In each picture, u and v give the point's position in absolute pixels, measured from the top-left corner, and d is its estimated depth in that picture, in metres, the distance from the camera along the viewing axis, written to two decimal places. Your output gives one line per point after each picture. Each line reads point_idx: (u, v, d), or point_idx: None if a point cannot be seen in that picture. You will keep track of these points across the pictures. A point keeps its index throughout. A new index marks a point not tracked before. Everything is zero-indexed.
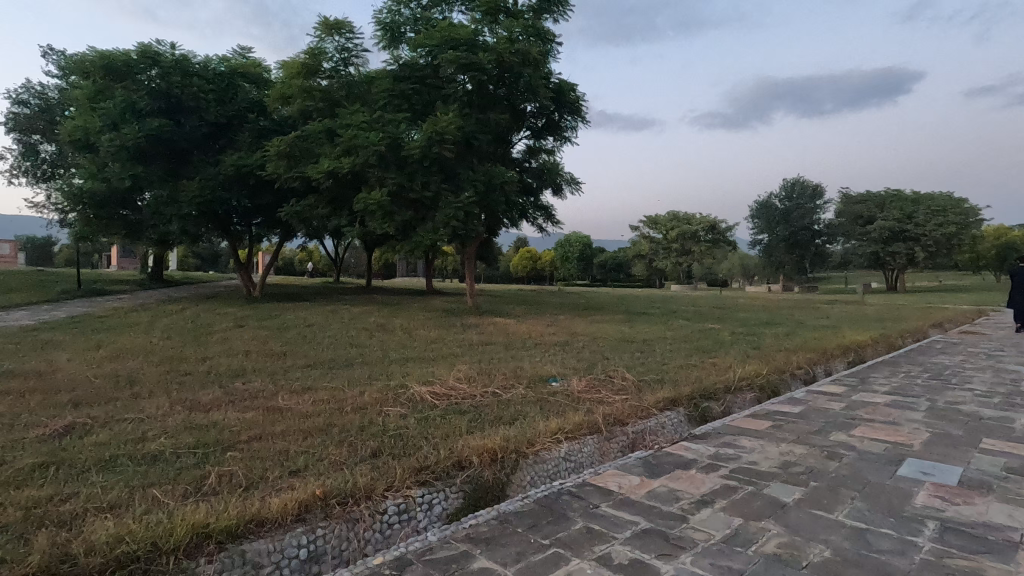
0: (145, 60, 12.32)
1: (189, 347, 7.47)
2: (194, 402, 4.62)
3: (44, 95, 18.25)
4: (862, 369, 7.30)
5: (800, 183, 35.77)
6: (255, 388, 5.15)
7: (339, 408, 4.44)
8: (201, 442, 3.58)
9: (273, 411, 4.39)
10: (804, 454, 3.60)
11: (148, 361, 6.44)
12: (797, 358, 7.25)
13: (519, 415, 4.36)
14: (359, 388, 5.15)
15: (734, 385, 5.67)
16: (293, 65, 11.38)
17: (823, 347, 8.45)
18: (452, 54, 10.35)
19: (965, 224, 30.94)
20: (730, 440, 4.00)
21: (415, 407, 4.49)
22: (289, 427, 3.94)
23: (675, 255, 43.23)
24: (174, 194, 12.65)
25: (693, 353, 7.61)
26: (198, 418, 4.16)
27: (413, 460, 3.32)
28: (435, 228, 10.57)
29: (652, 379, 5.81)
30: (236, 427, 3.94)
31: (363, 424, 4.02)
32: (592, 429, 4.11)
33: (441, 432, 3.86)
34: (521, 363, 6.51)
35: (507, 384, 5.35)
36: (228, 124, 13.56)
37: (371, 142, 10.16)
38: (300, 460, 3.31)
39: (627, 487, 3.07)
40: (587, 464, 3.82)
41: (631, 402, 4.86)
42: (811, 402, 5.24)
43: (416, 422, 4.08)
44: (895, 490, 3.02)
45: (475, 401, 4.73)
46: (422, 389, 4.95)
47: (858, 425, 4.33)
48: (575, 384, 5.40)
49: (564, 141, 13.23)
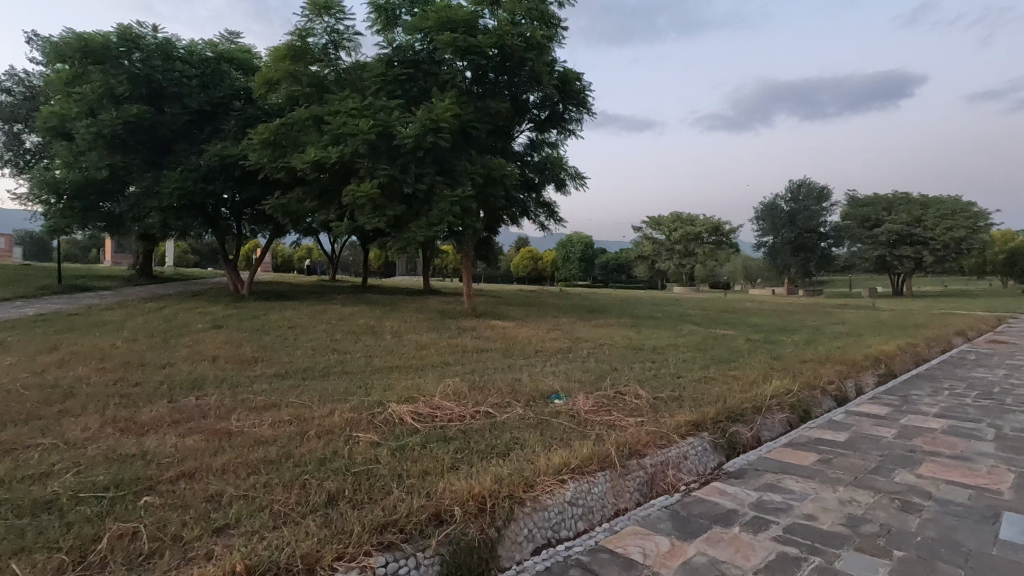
0: (125, 42, 11.62)
1: (151, 352, 6.72)
2: (129, 422, 3.90)
3: (28, 82, 17.67)
4: (898, 385, 6.57)
5: (807, 184, 35.07)
6: (210, 403, 4.44)
7: (301, 433, 3.72)
8: (114, 481, 2.85)
9: (221, 435, 3.67)
10: (872, 505, 2.87)
11: (99, 368, 5.72)
12: (826, 372, 6.51)
13: (515, 445, 3.62)
14: (330, 405, 4.42)
15: (763, 405, 4.92)
16: (281, 49, 10.70)
17: (850, 358, 7.69)
18: (450, 36, 9.62)
19: (976, 228, 30.11)
20: (773, 480, 3.27)
21: (389, 433, 3.75)
22: (235, 459, 3.22)
23: (678, 256, 42.52)
24: (154, 185, 11.91)
25: (709, 364, 6.86)
26: (126, 446, 3.43)
27: (378, 511, 2.60)
28: (429, 223, 9.81)
29: (669, 397, 5.07)
30: (169, 458, 3.23)
31: (325, 456, 3.28)
32: (603, 462, 3.40)
33: (418, 468, 3.14)
34: (518, 375, 5.78)
35: (501, 402, 4.63)
36: (214, 112, 12.83)
37: (360, 129, 9.41)
38: (232, 508, 2.59)
39: (655, 558, 2.35)
40: (597, 511, 3.11)
41: (646, 426, 4.14)
42: (856, 428, 4.50)
43: (389, 453, 3.35)
44: (1008, 565, 2.29)
45: (464, 425, 3.98)
46: (402, 408, 4.22)
47: (924, 462, 3.59)
48: (580, 402, 4.67)
49: (568, 135, 12.51)
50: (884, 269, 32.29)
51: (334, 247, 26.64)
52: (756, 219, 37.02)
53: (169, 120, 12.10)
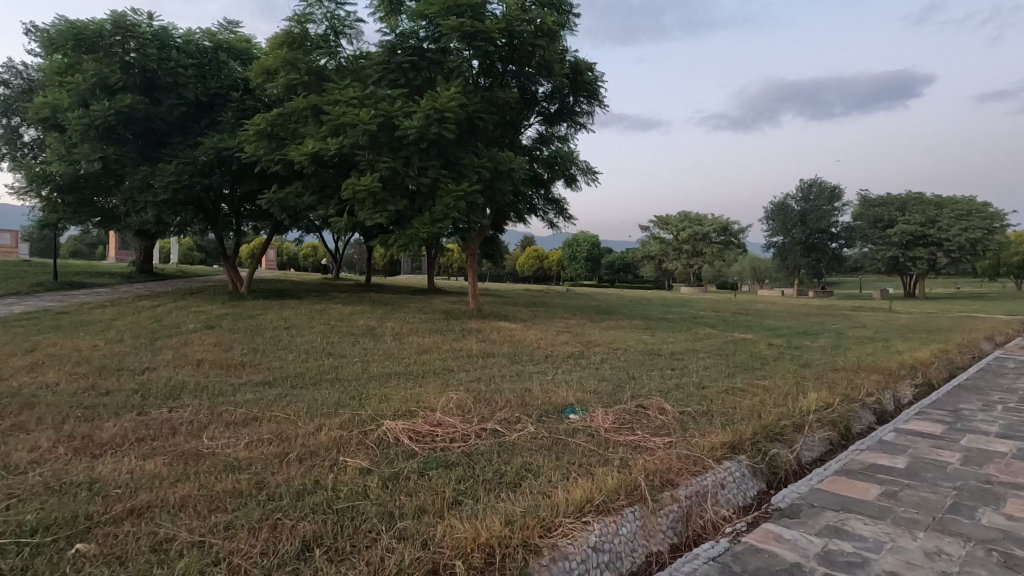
0: (118, 30, 11.12)
1: (131, 355, 6.25)
2: (87, 441, 3.42)
3: (26, 74, 17.28)
4: (942, 397, 6.01)
5: (818, 184, 34.33)
6: (184, 417, 3.96)
7: (281, 456, 3.22)
8: (44, 522, 2.36)
9: (188, 458, 3.18)
10: (967, 560, 2.35)
11: (71, 373, 5.25)
12: (863, 383, 5.96)
13: (528, 473, 3.11)
14: (317, 420, 3.92)
15: (802, 421, 4.39)
16: (278, 35, 10.19)
17: (884, 366, 7.11)
18: (456, 21, 9.07)
19: (991, 229, 29.35)
20: (836, 521, 2.74)
21: (383, 457, 3.24)
22: (199, 490, 2.73)
23: (686, 256, 41.99)
24: (149, 179, 11.46)
25: (734, 373, 6.32)
26: (74, 471, 2.94)
27: (359, 568, 2.09)
28: (431, 218, 9.30)
29: (697, 413, 4.54)
30: (121, 489, 2.73)
31: (305, 488, 2.78)
32: (631, 496, 2.89)
33: (413, 504, 2.63)
34: (527, 385, 5.25)
35: (510, 418, 4.12)
36: (211, 103, 12.36)
37: (360, 120, 8.94)
38: (180, 561, 2.10)
39: None
40: (627, 556, 2.61)
41: (675, 448, 3.63)
42: (913, 451, 3.96)
43: (379, 485, 2.84)
44: None
45: (468, 447, 3.47)
46: (399, 425, 3.71)
47: (1007, 498, 3.06)
48: (599, 419, 4.15)
49: (579, 128, 11.98)
50: (897, 270, 31.53)
51: (337, 245, 26.25)
52: (766, 218, 36.30)
53: (165, 111, 11.64)
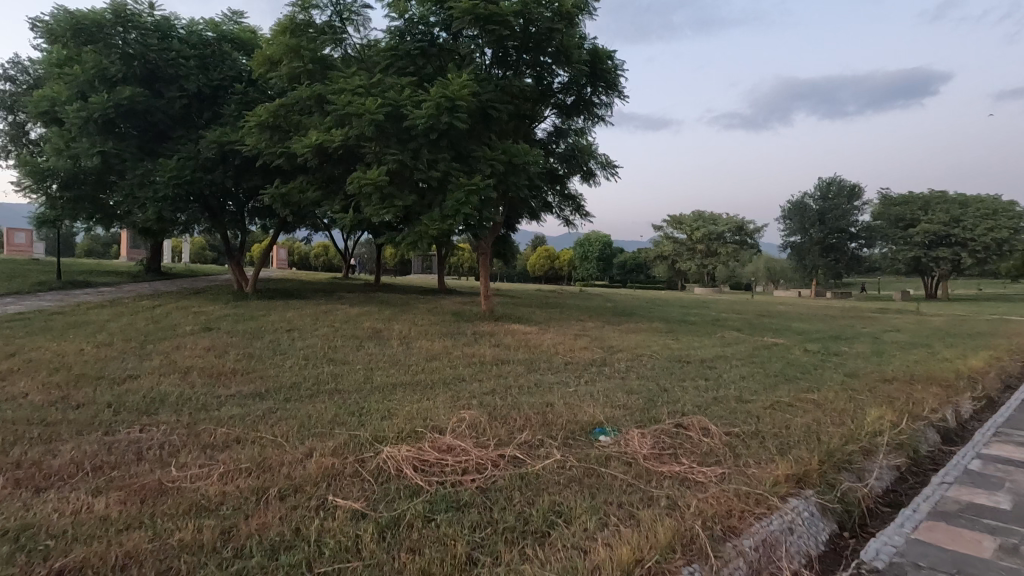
0: (118, 20, 10.77)
1: (116, 362, 5.73)
2: (33, 471, 2.87)
3: (29, 70, 16.98)
4: (1014, 415, 5.33)
5: (837, 182, 33.43)
6: (155, 439, 3.41)
7: (259, 494, 2.66)
8: None
9: (148, 495, 2.63)
10: None
11: (44, 383, 4.75)
12: (927, 397, 5.28)
13: (558, 520, 2.51)
14: (308, 443, 3.37)
15: (872, 446, 3.76)
16: (281, 22, 9.71)
17: (938, 376, 6.42)
18: (468, 4, 8.53)
19: (1019, 228, 28.27)
20: None
21: (381, 497, 2.67)
22: (149, 543, 2.18)
23: (700, 257, 40.90)
24: (149, 174, 11.03)
25: (775, 384, 5.68)
26: (5, 514, 2.41)
27: None
28: (441, 214, 8.74)
29: (746, 434, 3.94)
30: (55, 540, 2.19)
31: (280, 545, 2.20)
32: (690, 553, 2.30)
33: (414, 566, 2.06)
34: (547, 399, 4.65)
35: (533, 441, 3.55)
36: (213, 95, 11.93)
37: (366, 109, 8.42)
38: None
39: None
40: None
41: (730, 483, 3.03)
42: (1012, 486, 3.33)
43: (375, 537, 2.27)
44: None
45: (484, 482, 2.89)
46: (401, 452, 3.15)
47: None
48: (634, 443, 3.56)
49: (596, 120, 11.35)
50: (919, 271, 30.38)
51: (345, 243, 25.72)
52: (783, 218, 35.36)
53: (166, 104, 11.22)
